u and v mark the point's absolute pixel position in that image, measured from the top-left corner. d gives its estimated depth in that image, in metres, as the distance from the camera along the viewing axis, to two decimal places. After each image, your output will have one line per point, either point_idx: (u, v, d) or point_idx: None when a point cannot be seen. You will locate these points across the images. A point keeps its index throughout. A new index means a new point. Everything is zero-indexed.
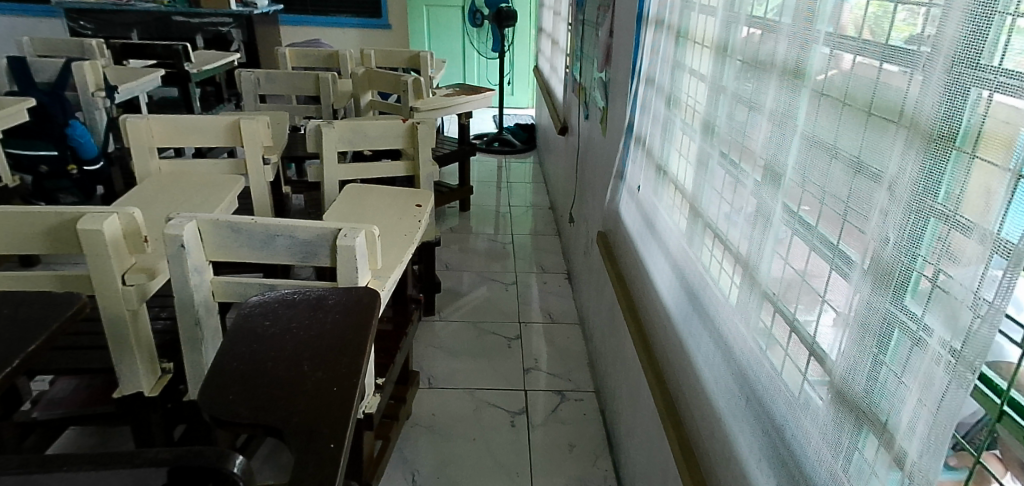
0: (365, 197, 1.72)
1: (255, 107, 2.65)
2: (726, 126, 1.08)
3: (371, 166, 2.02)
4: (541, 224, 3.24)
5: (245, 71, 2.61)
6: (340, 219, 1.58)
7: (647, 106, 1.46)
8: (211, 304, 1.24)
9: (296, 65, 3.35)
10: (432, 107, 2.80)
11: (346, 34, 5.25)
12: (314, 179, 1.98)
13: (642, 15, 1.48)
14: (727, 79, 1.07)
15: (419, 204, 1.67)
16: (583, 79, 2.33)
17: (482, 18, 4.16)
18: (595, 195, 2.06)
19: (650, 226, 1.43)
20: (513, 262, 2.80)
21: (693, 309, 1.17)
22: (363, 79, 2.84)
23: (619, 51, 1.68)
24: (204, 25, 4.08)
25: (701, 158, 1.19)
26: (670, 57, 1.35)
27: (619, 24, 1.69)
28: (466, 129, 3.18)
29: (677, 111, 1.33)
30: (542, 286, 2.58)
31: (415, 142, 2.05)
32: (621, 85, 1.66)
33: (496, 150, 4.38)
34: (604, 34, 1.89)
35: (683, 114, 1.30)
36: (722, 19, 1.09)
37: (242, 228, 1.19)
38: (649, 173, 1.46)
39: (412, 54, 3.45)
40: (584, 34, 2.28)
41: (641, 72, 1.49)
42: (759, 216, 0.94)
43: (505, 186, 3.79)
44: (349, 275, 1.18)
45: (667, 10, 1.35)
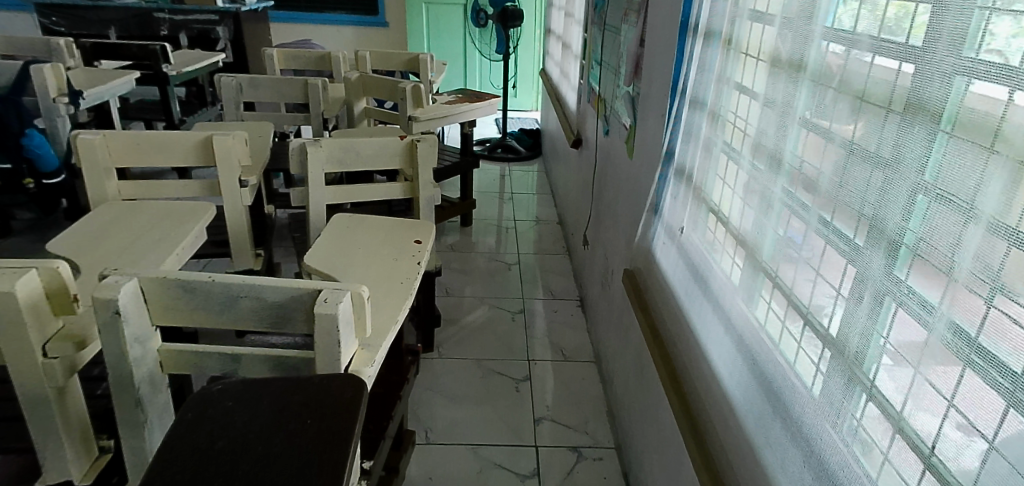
0: (357, 230, 1.47)
1: (237, 115, 2.42)
2: (809, 171, 0.87)
3: (361, 188, 1.79)
4: (549, 241, 3.00)
5: (225, 77, 2.38)
6: (326, 257, 1.34)
7: (690, 132, 1.25)
8: (157, 378, 1.00)
9: (285, 66, 3.12)
10: (432, 116, 2.57)
11: (340, 33, 5.12)
12: (298, 203, 1.75)
13: (686, 23, 1.26)
14: (813, 112, 0.86)
15: (418, 240, 1.43)
16: (602, 89, 2.10)
17: (486, 18, 3.92)
18: (619, 223, 1.84)
19: (695, 275, 1.21)
20: (519, 286, 2.56)
21: (761, 391, 0.96)
22: (357, 84, 2.60)
23: (655, 64, 1.46)
24: (188, 23, 3.86)
25: (766, 204, 0.98)
26: (722, 76, 1.14)
27: (654, 32, 1.46)
28: (468, 138, 2.94)
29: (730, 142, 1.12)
30: (552, 315, 2.35)
31: (414, 162, 1.81)
32: (657, 102, 1.44)
33: (499, 157, 4.14)
34: (631, 41, 1.67)
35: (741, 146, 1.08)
36: (807, 37, 0.87)
37: (196, 287, 0.95)
38: (693, 211, 1.25)
39: (411, 55, 3.21)
40: (604, 41, 2.06)
41: (681, 90, 1.27)
42: (870, 297, 0.73)
43: (509, 197, 3.55)
44: (330, 350, 0.93)
45: (719, 20, 1.13)
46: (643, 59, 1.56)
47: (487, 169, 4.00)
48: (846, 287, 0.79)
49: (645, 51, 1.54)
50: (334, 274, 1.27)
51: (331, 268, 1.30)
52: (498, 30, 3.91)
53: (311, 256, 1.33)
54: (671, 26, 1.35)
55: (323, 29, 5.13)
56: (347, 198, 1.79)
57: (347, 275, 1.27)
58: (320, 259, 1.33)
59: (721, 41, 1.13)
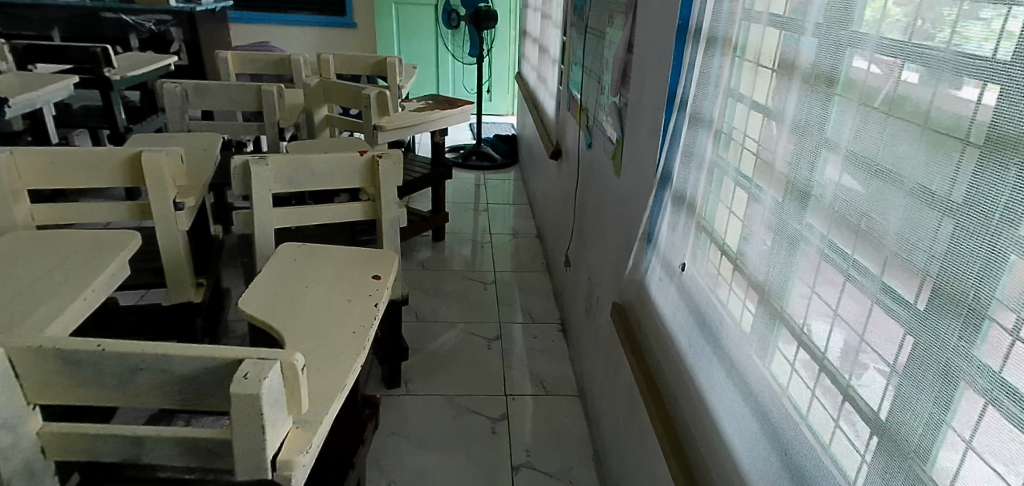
0: (308, 261, 1.26)
1: (183, 125, 2.20)
2: (850, 211, 0.71)
3: (314, 209, 1.60)
4: (527, 257, 2.82)
5: (168, 83, 2.16)
6: (268, 293, 1.13)
7: (689, 151, 1.08)
8: (38, 469, 0.80)
9: (240, 70, 2.91)
10: (400, 125, 2.39)
11: (306, 33, 4.92)
12: (242, 229, 1.54)
13: (685, 27, 1.10)
14: (855, 139, 0.70)
15: (377, 275, 1.24)
16: (583, 97, 1.94)
17: (458, 20, 3.73)
18: (606, 246, 1.67)
19: (699, 321, 1.05)
20: (495, 308, 2.38)
21: (787, 472, 0.80)
22: (317, 90, 2.40)
23: (647, 71, 1.29)
24: (138, 23, 3.61)
25: (790, 245, 0.83)
26: (731, 90, 0.98)
27: (646, 36, 1.30)
28: (440, 148, 2.75)
29: (741, 167, 0.96)
30: (531, 342, 2.17)
31: (376, 180, 1.62)
32: (650, 115, 1.27)
33: (473, 165, 3.95)
34: (617, 45, 1.50)
35: (755, 173, 0.92)
36: (847, 45, 0.71)
37: (83, 358, 0.75)
38: (695, 243, 1.09)
39: (376, 59, 3.01)
40: (586, 44, 1.89)
41: (679, 105, 1.11)
42: (946, 384, 0.58)
43: (485, 208, 3.36)
44: (254, 440, 0.73)
45: (726, 23, 0.97)
46: (631, 65, 1.39)
47: (461, 178, 3.81)
48: (902, 363, 0.64)
49: (634, 56, 1.37)
50: (273, 317, 1.07)
51: (270, 310, 1.09)
52: (470, 32, 3.73)
53: (250, 292, 1.12)
54: (666, 29, 1.18)
55: (288, 30, 4.91)
56: (300, 221, 1.59)
57: (289, 320, 1.07)
58: (259, 295, 1.12)
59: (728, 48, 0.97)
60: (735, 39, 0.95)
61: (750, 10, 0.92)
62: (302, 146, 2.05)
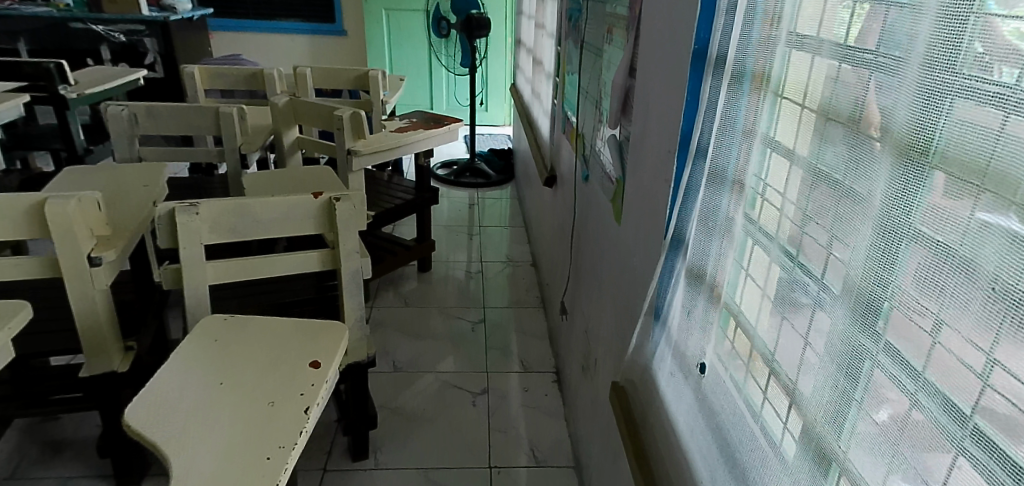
0: (234, 340, 1.03)
1: (133, 153, 1.96)
2: (973, 348, 0.47)
3: (261, 259, 1.36)
4: (521, 289, 2.58)
5: (113, 106, 1.91)
6: (178, 377, 0.93)
7: (709, 213, 0.84)
8: None
9: (210, 87, 2.69)
10: (377, 148, 2.16)
11: (293, 41, 4.69)
12: (171, 286, 1.30)
13: (701, 52, 0.85)
14: (979, 244, 0.46)
15: (315, 362, 0.99)
16: (579, 120, 1.70)
17: (448, 28, 3.50)
18: (606, 303, 1.42)
19: (720, 434, 0.81)
20: (484, 353, 2.14)
21: None
22: (288, 110, 2.19)
23: (654, 101, 1.04)
24: (110, 34, 3.37)
25: (853, 370, 0.58)
26: (767, 140, 0.73)
27: (653, 59, 1.05)
28: (424, 171, 2.52)
29: (778, 243, 0.72)
30: (524, 396, 1.93)
31: (333, 226, 1.38)
32: (658, 158, 1.02)
33: (466, 183, 3.73)
34: (618, 66, 1.26)
35: (798, 255, 0.68)
36: (962, 98, 0.46)
37: None
38: (714, 329, 0.85)
39: (358, 72, 2.79)
40: (580, 61, 1.66)
41: (694, 151, 0.87)
42: None
43: (478, 232, 3.13)
44: None
45: (757, 52, 0.73)
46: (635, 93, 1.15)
47: (453, 197, 3.58)
48: None
49: (638, 82, 1.13)
50: (187, 408, 0.87)
51: (181, 400, 0.88)
52: (462, 41, 3.52)
53: (151, 380, 0.91)
54: (678, 51, 0.94)
55: (276, 38, 4.69)
56: (244, 274, 1.35)
57: (211, 406, 0.87)
58: (165, 384, 0.92)
59: (762, 84, 0.73)
60: (772, 71, 0.71)
61: (790, 34, 0.68)
62: (262, 175, 1.82)
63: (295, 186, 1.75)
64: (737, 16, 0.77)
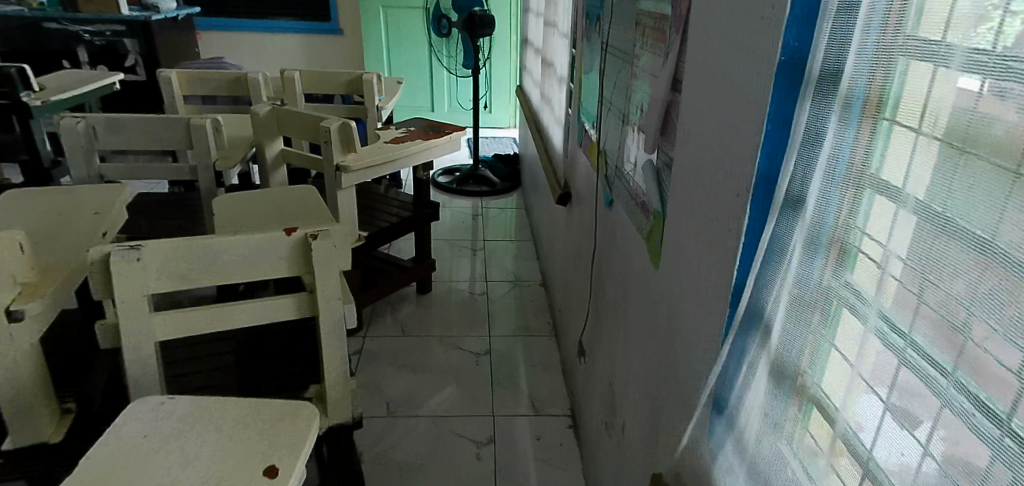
0: (164, 442, 0.81)
1: (92, 171, 1.75)
2: None
3: (221, 307, 1.13)
4: (530, 313, 2.35)
5: (67, 117, 1.68)
6: (146, 414, 0.85)
7: (807, 289, 0.60)
8: None
9: (190, 93, 2.47)
10: (369, 163, 1.94)
11: (287, 41, 4.46)
12: (109, 344, 1.07)
13: (788, 66, 0.62)
14: None
15: (269, 470, 0.77)
16: (602, 134, 1.46)
17: (449, 26, 3.27)
18: (636, 357, 1.18)
19: None
20: (490, 390, 1.91)
21: None
22: (270, 120, 1.98)
23: (711, 124, 0.81)
24: (87, 35, 3.20)
25: None
26: (895, 191, 0.50)
27: (708, 70, 0.82)
28: (423, 185, 2.30)
29: (916, 346, 0.48)
30: (536, 446, 1.70)
31: (310, 267, 1.15)
32: (717, 198, 0.79)
33: (469, 191, 3.50)
34: (655, 78, 1.03)
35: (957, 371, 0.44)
36: None
37: None
38: (812, 449, 0.60)
39: (351, 76, 2.58)
40: (602, 67, 1.43)
41: (782, 203, 0.63)
42: None
43: (482, 247, 2.90)
44: None
45: (877, 67, 0.51)
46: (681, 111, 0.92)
47: (455, 208, 3.35)
48: None
49: (686, 98, 0.90)
50: None
51: None
52: (465, 40, 3.29)
53: (86, 461, 0.77)
54: (750, 63, 0.71)
55: (269, 37, 4.45)
56: (203, 326, 1.13)
57: (175, 438, 0.81)
58: (128, 424, 0.84)
59: (890, 112, 0.50)
60: (907, 95, 0.48)
61: (939, 40, 0.45)
62: (235, 196, 1.58)
63: (270, 207, 1.52)
64: (849, 13, 0.54)
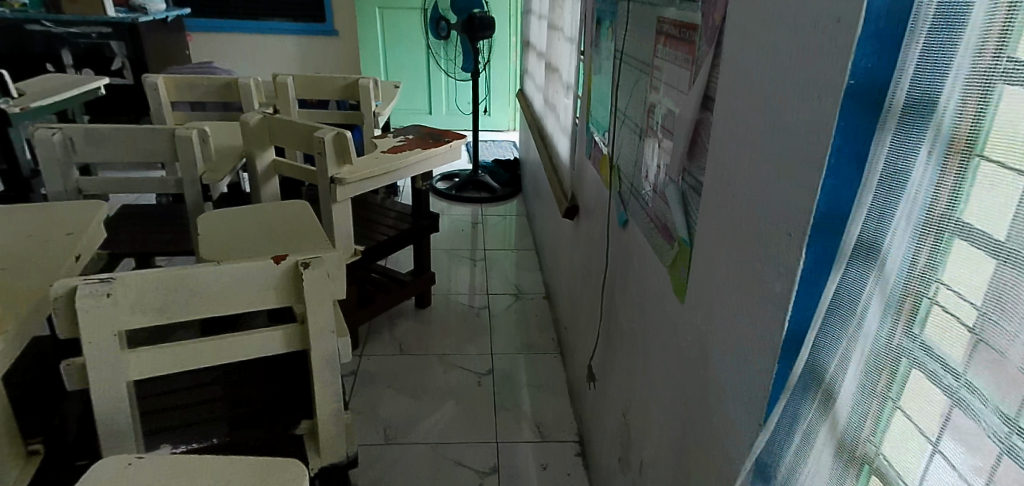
0: None
1: (71, 185, 1.65)
2: None
3: (201, 342, 1.03)
4: (534, 328, 2.25)
5: (43, 128, 1.59)
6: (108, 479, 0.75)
7: (884, 357, 0.51)
8: None
9: (178, 98, 2.37)
10: (365, 175, 1.84)
11: (282, 42, 4.35)
12: (77, 385, 0.97)
13: (858, 91, 0.53)
14: None
15: None
16: (615, 147, 1.37)
17: (448, 28, 3.17)
18: (656, 394, 1.09)
19: None
20: (492, 414, 1.81)
21: None
22: (261, 129, 1.89)
23: (753, 149, 0.71)
24: (72, 37, 3.14)
25: None
26: (1001, 248, 0.41)
27: (748, 89, 0.72)
28: (422, 195, 2.20)
29: None
30: (542, 476, 1.60)
31: (300, 298, 1.05)
32: (761, 234, 0.69)
33: (468, 197, 3.41)
34: (683, 93, 0.94)
35: None
36: None
37: None
38: None
39: (347, 80, 2.50)
40: (615, 78, 1.34)
41: (851, 254, 0.54)
42: None
43: (483, 257, 2.80)
44: None
45: (978, 96, 0.41)
46: (715, 131, 0.82)
47: (455, 215, 3.25)
48: None
49: (721, 117, 0.80)
50: None
51: None
52: (464, 43, 3.20)
53: None
54: (806, 83, 0.61)
55: (261, 39, 4.35)
56: (180, 364, 1.03)
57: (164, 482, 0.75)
58: None
59: (993, 151, 0.41)
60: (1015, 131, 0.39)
61: None
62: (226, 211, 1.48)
63: (257, 226, 1.42)
64: (938, 30, 0.44)
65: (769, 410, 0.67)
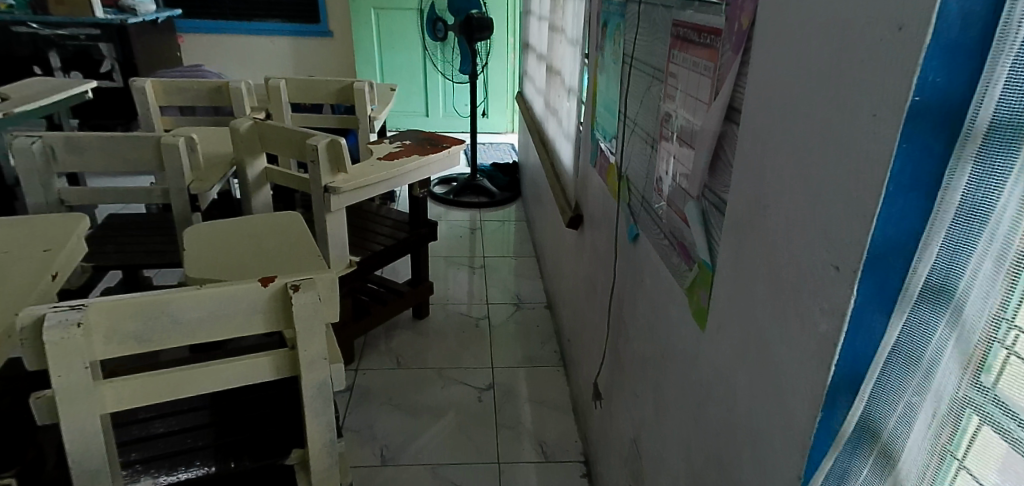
0: None
1: (52, 196, 1.57)
2: None
3: (184, 370, 0.95)
4: (535, 339, 2.18)
5: (22, 137, 1.51)
6: None
7: (959, 417, 0.44)
8: None
9: (166, 103, 2.29)
10: (361, 183, 1.77)
11: (276, 43, 4.28)
12: (47, 420, 0.89)
13: (928, 110, 0.46)
14: None
15: None
16: (624, 157, 1.30)
17: (445, 29, 3.10)
18: (670, 424, 1.01)
19: None
20: (493, 431, 1.74)
21: None
22: (252, 136, 1.81)
23: (790, 170, 0.64)
24: (60, 39, 3.06)
25: None
26: None
27: (783, 103, 0.65)
28: (420, 203, 2.13)
29: None
30: None
31: (290, 323, 0.97)
32: (801, 266, 0.62)
33: (466, 202, 3.34)
34: (703, 104, 0.87)
35: None
36: None
37: None
38: None
39: (341, 84, 2.42)
40: (624, 85, 1.27)
41: (917, 297, 0.47)
42: None
43: (481, 264, 2.73)
44: None
45: None
46: (743, 147, 0.75)
47: (452, 220, 3.18)
48: None
49: (750, 132, 0.72)
50: None
51: None
52: (461, 44, 3.12)
53: None
54: (857, 99, 0.53)
55: (255, 40, 4.27)
56: (162, 395, 0.95)
57: None
58: None
59: None
60: None
61: None
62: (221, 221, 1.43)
63: (245, 239, 1.34)
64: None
65: (811, 469, 0.60)
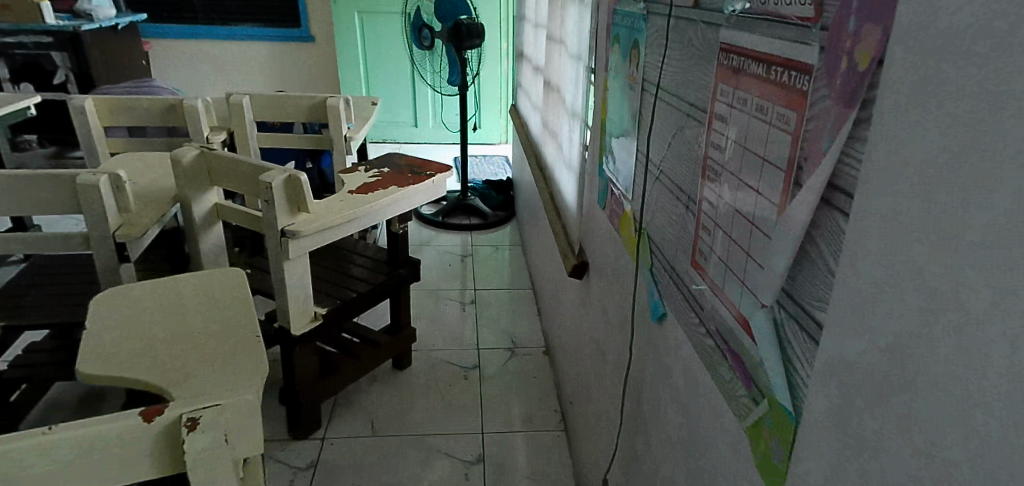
0: None
1: None
2: None
3: None
4: (532, 394, 1.90)
5: None
6: None
7: None
8: None
9: (110, 124, 2.00)
10: (326, 225, 1.49)
11: (253, 50, 4.01)
12: None
13: None
14: None
15: None
16: (643, 211, 1.03)
17: (432, 37, 2.83)
18: None
19: None
20: None
21: None
22: (199, 168, 1.53)
23: (1008, 333, 0.36)
24: (7, 47, 2.78)
25: None
26: None
27: (986, 204, 0.38)
28: (400, 239, 1.85)
29: None
30: None
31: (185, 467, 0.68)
32: None
33: (456, 225, 3.06)
34: (776, 168, 0.61)
35: None
36: None
37: None
38: None
39: (313, 100, 2.14)
40: (645, 120, 1.01)
41: None
42: None
43: (472, 299, 2.45)
44: None
45: None
46: (868, 255, 0.48)
47: (441, 246, 2.91)
48: None
49: (887, 238, 0.46)
50: None
51: None
52: (449, 53, 2.85)
53: None
54: None
55: (231, 46, 3.99)
56: None
57: None
58: None
59: None
60: None
61: None
62: (155, 281, 1.16)
63: (169, 313, 1.06)
64: None
65: None
